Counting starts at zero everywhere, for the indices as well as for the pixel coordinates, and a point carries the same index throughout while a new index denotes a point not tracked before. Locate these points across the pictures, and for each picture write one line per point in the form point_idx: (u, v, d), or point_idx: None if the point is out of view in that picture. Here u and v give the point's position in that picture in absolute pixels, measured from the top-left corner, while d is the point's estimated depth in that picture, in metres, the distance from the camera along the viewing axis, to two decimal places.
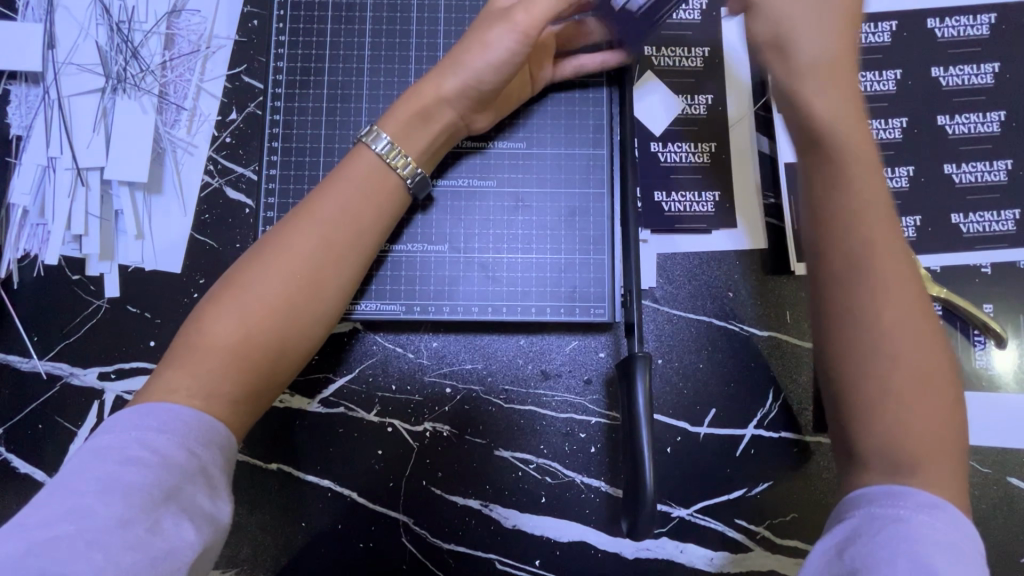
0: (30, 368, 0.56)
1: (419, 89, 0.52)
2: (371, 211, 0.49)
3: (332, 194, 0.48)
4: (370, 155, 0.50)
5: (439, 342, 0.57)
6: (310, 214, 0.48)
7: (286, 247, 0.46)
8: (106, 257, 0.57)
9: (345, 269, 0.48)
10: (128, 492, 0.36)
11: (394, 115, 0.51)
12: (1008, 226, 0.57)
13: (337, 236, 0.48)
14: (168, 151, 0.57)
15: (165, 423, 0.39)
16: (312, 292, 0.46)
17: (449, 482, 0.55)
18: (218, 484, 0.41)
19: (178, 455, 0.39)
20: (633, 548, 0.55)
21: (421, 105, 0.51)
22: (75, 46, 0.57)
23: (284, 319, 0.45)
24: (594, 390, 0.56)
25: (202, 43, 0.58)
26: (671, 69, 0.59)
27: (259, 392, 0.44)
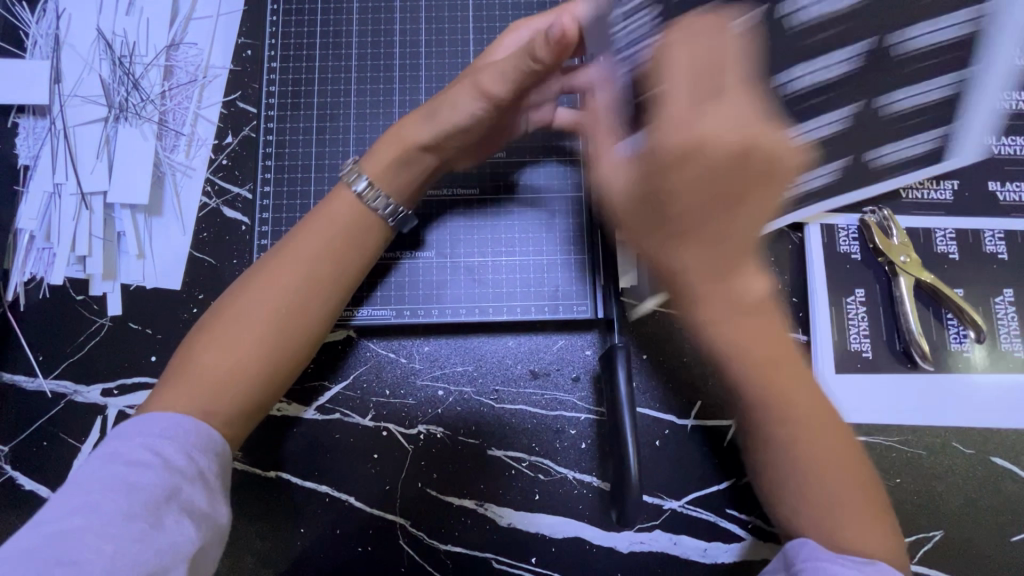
0: (36, 387, 0.58)
1: (399, 130, 0.53)
2: (350, 242, 0.51)
3: (314, 229, 0.50)
4: (349, 193, 0.52)
5: (431, 346, 0.59)
6: (292, 248, 0.49)
7: (274, 279, 0.48)
8: (109, 277, 0.59)
9: (325, 297, 0.49)
10: (132, 491, 0.37)
11: (374, 156, 0.53)
12: (946, 195, 0.60)
13: (319, 268, 0.49)
14: (168, 175, 0.60)
15: (166, 430, 0.41)
16: (297, 321, 0.48)
17: (445, 483, 0.57)
18: (214, 488, 0.41)
19: (179, 459, 0.40)
20: (628, 542, 0.56)
21: (400, 150, 0.53)
22: (80, 80, 0.61)
23: (269, 348, 0.46)
24: (582, 387, 0.58)
25: (199, 73, 0.62)
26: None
27: (250, 411, 0.46)
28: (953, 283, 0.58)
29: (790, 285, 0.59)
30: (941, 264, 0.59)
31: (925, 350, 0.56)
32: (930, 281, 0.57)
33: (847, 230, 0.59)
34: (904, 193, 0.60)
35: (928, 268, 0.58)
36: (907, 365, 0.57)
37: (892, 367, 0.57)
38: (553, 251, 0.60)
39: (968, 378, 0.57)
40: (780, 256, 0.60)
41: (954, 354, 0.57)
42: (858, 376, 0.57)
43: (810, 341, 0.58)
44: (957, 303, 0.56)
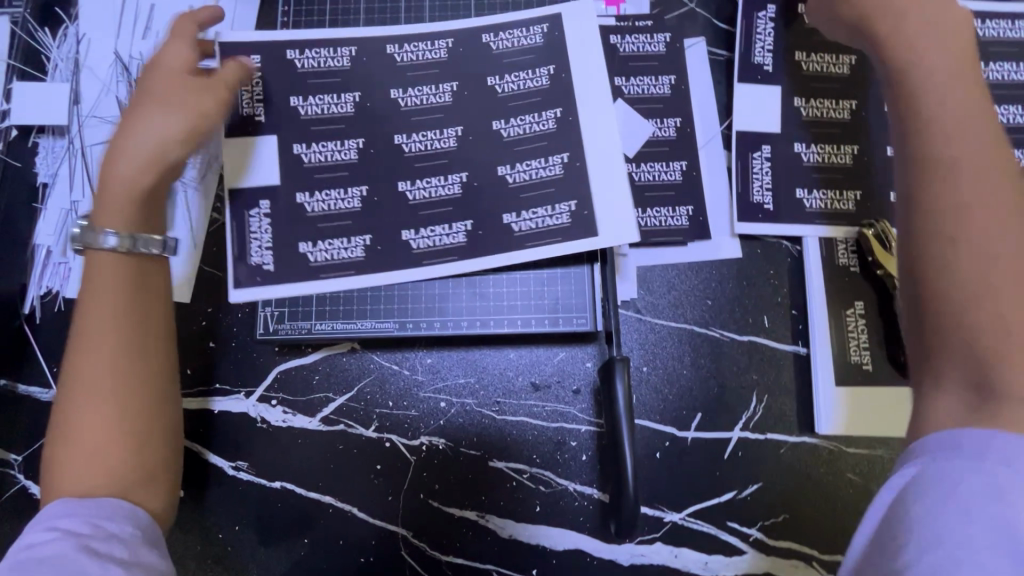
0: (49, 399, 0.59)
1: (114, 167, 0.46)
2: (137, 292, 0.45)
3: (95, 303, 0.43)
4: (107, 255, 0.44)
5: (434, 358, 0.60)
6: (81, 326, 0.43)
7: (81, 377, 0.42)
8: None
9: (136, 351, 0.43)
10: (45, 565, 0.36)
11: (109, 205, 0.45)
12: None
13: (111, 331, 0.43)
14: (179, 192, 0.62)
15: (65, 509, 0.39)
16: (122, 386, 0.42)
17: (447, 495, 0.57)
18: (135, 540, 0.39)
19: (82, 525, 0.38)
20: (628, 554, 0.56)
21: (130, 186, 0.46)
22: (97, 101, 0.63)
23: (109, 435, 0.41)
24: (583, 399, 0.58)
25: None
26: (322, 163, 0.57)
27: (145, 477, 0.42)
28: None
29: (788, 299, 0.60)
30: None
31: None
32: None
33: (846, 242, 0.60)
34: None
35: None
36: (908, 377, 0.57)
37: (894, 380, 0.57)
38: (523, 212, 0.56)
39: None
40: (778, 269, 0.60)
41: None
42: (859, 389, 0.57)
43: (809, 354, 0.59)
44: None
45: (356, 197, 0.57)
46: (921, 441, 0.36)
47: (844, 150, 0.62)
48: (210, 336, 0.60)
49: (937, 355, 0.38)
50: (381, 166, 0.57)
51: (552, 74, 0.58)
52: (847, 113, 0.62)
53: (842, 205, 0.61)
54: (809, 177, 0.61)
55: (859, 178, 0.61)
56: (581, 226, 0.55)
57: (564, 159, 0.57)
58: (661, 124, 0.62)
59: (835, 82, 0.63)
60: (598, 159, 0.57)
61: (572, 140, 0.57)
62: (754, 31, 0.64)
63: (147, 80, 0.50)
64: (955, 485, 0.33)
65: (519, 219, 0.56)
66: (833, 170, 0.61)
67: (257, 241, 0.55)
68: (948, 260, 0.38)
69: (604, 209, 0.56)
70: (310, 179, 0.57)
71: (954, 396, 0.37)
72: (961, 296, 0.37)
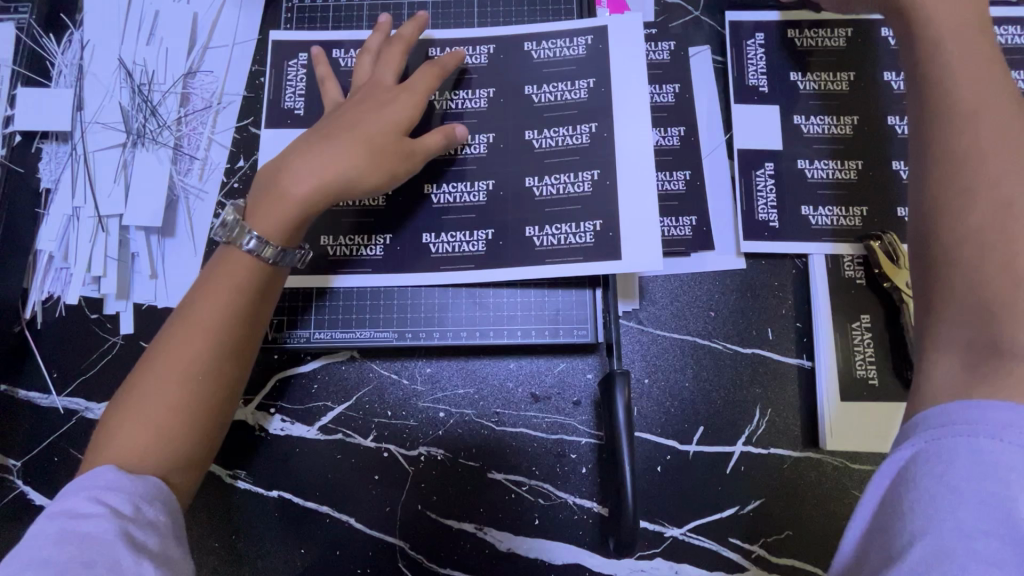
0: (48, 404, 0.59)
1: (283, 183, 0.48)
2: (250, 303, 0.46)
3: (210, 291, 0.45)
4: (240, 255, 0.46)
5: (433, 368, 0.59)
6: (191, 318, 0.44)
7: (172, 355, 0.43)
8: (122, 296, 0.61)
9: (225, 364, 0.44)
10: (87, 542, 0.36)
11: (263, 209, 0.48)
12: None
13: (211, 337, 0.44)
14: (181, 198, 0.62)
15: (112, 482, 0.39)
16: (209, 384, 0.43)
17: (445, 506, 0.57)
18: (166, 531, 0.39)
19: (127, 506, 0.38)
20: (628, 570, 0.55)
21: (292, 205, 0.48)
22: (101, 106, 0.63)
23: (180, 419, 0.42)
24: (583, 411, 0.58)
25: (214, 100, 0.64)
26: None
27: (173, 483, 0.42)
28: None
29: (793, 311, 0.59)
30: None
31: None
32: None
33: (853, 257, 0.59)
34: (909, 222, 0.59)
35: None
36: None
37: (901, 396, 0.56)
38: (547, 225, 0.56)
39: None
40: (783, 281, 0.60)
41: None
42: (864, 404, 0.56)
43: (814, 368, 0.58)
44: None
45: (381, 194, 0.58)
46: (920, 416, 0.35)
47: (848, 166, 0.61)
48: None
49: (945, 325, 0.37)
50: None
51: (591, 88, 0.58)
52: (849, 130, 0.61)
53: (848, 220, 0.60)
54: (815, 189, 0.61)
55: (863, 195, 0.60)
56: (603, 247, 0.55)
57: (594, 176, 0.56)
58: (665, 133, 0.62)
59: (838, 97, 0.62)
60: (602, 169, 0.56)
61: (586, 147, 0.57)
62: (746, 56, 0.63)
63: (338, 111, 0.53)
64: (950, 464, 0.31)
65: (542, 233, 0.56)
66: (838, 183, 0.61)
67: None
68: (982, 243, 0.36)
69: (626, 225, 0.55)
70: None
71: (954, 379, 0.35)
72: (986, 281, 0.35)
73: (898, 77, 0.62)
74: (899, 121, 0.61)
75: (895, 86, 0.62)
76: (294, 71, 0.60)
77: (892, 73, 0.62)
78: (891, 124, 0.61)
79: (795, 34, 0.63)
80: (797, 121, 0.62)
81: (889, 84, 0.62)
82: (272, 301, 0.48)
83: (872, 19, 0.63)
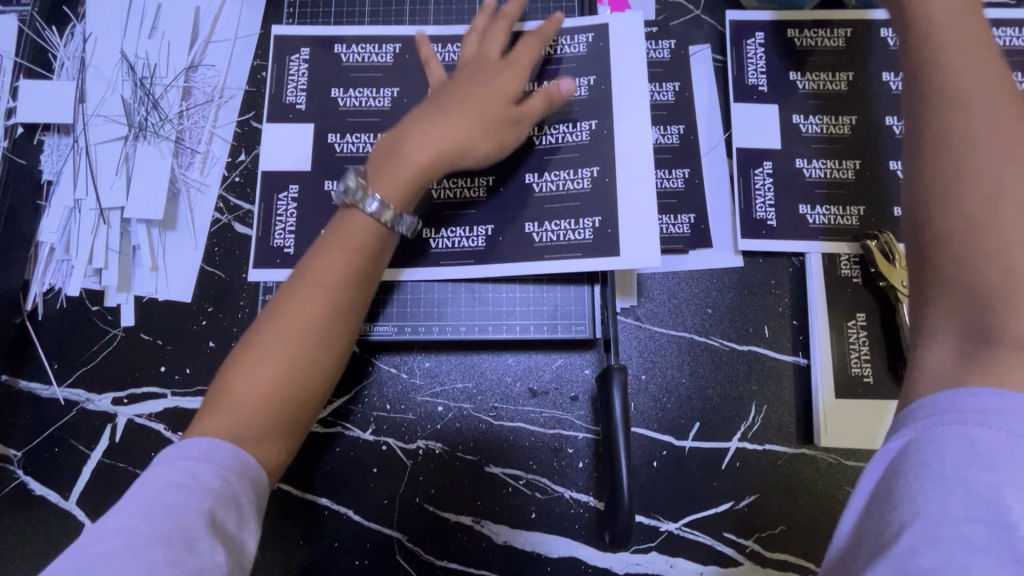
0: (49, 395, 0.60)
1: (405, 151, 0.52)
2: (363, 267, 0.50)
3: (331, 254, 0.49)
4: (360, 217, 0.50)
5: (432, 362, 0.60)
6: (313, 275, 0.49)
7: (292, 313, 0.47)
8: (123, 289, 0.61)
9: (341, 322, 0.49)
10: (172, 515, 0.37)
11: (386, 177, 0.52)
12: None
13: (334, 293, 0.48)
14: (183, 191, 0.63)
15: (203, 452, 0.42)
16: (324, 346, 0.48)
17: (442, 499, 0.57)
18: (247, 510, 0.41)
19: (216, 481, 0.40)
20: (623, 563, 0.55)
21: (409, 172, 0.52)
22: (103, 99, 0.63)
23: (300, 376, 0.46)
24: (581, 406, 0.58)
25: (216, 93, 0.64)
26: (355, 153, 0.59)
27: (285, 434, 0.46)
28: None
29: (789, 308, 0.60)
30: None
31: None
32: None
33: (849, 256, 0.60)
34: None
35: None
36: None
37: (895, 394, 0.57)
38: (546, 222, 0.57)
39: None
40: (780, 279, 0.60)
41: None
42: (859, 402, 0.57)
43: (809, 365, 0.58)
44: None
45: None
46: (912, 408, 0.33)
47: (846, 166, 0.61)
48: (209, 337, 0.60)
49: (931, 313, 0.35)
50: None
51: (591, 85, 0.58)
52: (847, 130, 0.62)
53: (846, 219, 0.60)
54: (813, 189, 0.61)
55: (861, 195, 0.61)
56: (602, 244, 0.55)
57: (593, 173, 0.57)
58: (665, 131, 0.62)
59: (838, 97, 0.62)
60: (601, 167, 0.57)
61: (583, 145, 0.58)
62: (746, 55, 0.63)
63: (450, 82, 0.56)
64: (940, 452, 0.30)
65: (542, 229, 0.57)
66: (837, 183, 0.61)
67: (282, 223, 0.58)
68: (972, 253, 0.33)
69: (625, 223, 0.55)
70: (342, 167, 0.59)
71: (945, 367, 0.33)
72: (975, 265, 0.33)
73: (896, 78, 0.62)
74: (897, 121, 0.61)
75: (894, 86, 0.62)
76: (297, 65, 0.61)
77: (891, 74, 0.62)
78: (889, 123, 0.61)
79: (794, 33, 0.64)
80: (797, 120, 0.62)
81: (888, 84, 0.62)
82: (382, 266, 0.52)
83: (871, 19, 0.63)
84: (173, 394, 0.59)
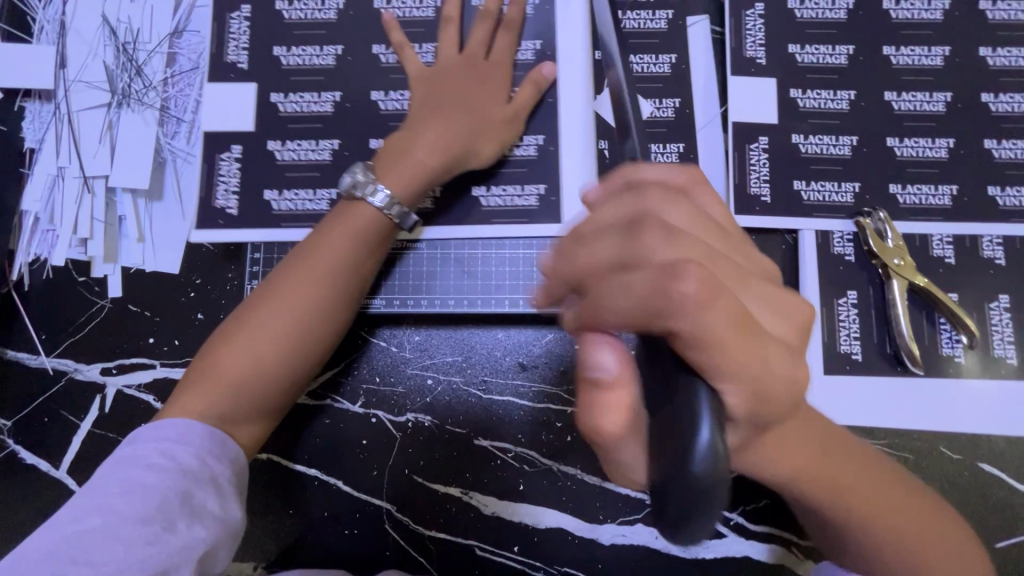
0: (38, 365, 0.60)
1: (411, 152, 0.54)
2: (360, 257, 0.53)
3: (331, 242, 0.52)
4: (366, 208, 0.53)
5: (421, 335, 0.59)
6: (310, 264, 0.52)
7: (286, 295, 0.51)
8: (110, 260, 0.60)
9: (332, 313, 0.52)
10: (149, 495, 0.41)
11: (396, 175, 0.54)
12: (945, 200, 0.59)
13: (328, 283, 0.52)
14: (169, 160, 0.61)
15: (182, 435, 0.45)
16: (311, 331, 0.51)
17: (432, 471, 0.58)
18: (226, 491, 0.45)
19: (192, 463, 0.44)
20: (610, 534, 0.56)
21: (416, 172, 0.54)
22: (84, 65, 0.62)
23: (282, 360, 0.50)
24: (570, 380, 0.58)
25: (202, 60, 0.63)
26: (299, 113, 0.61)
27: (261, 414, 0.50)
28: (948, 287, 0.58)
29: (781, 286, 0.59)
30: (936, 268, 0.58)
31: (915, 354, 0.55)
32: (921, 284, 0.56)
33: (842, 233, 0.59)
34: (901, 199, 0.59)
35: (923, 271, 0.58)
36: (895, 369, 0.57)
37: (883, 371, 0.57)
38: (494, 186, 0.59)
39: (956, 382, 0.57)
40: (772, 256, 0.60)
41: (945, 358, 0.57)
42: (847, 379, 0.57)
43: None
44: (948, 305, 0.56)
45: (326, 149, 0.60)
46: None
47: (843, 142, 0.60)
48: (198, 309, 0.60)
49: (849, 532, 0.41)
50: (354, 118, 0.60)
51: (537, 50, 0.60)
52: (845, 105, 0.61)
53: (841, 196, 0.60)
54: (808, 166, 0.60)
55: (857, 171, 0.60)
56: (545, 210, 0.59)
57: (539, 141, 0.59)
58: (661, 104, 0.61)
59: (836, 71, 0.61)
60: (547, 135, 0.59)
61: (550, 121, 0.59)
62: (746, 26, 0.62)
63: (430, 79, 0.58)
64: None
65: (489, 194, 0.59)
66: (833, 159, 0.60)
67: (226, 183, 0.60)
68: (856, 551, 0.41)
69: (571, 189, 0.59)
70: (284, 127, 0.61)
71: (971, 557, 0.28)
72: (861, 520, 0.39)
73: (897, 51, 0.61)
74: (896, 97, 0.61)
75: (894, 60, 0.61)
76: (237, 23, 0.62)
77: (892, 47, 0.61)
78: (888, 99, 0.61)
79: (794, 4, 0.62)
80: (795, 94, 0.61)
81: (888, 58, 0.61)
82: (382, 255, 0.55)
83: None
84: (162, 365, 0.59)
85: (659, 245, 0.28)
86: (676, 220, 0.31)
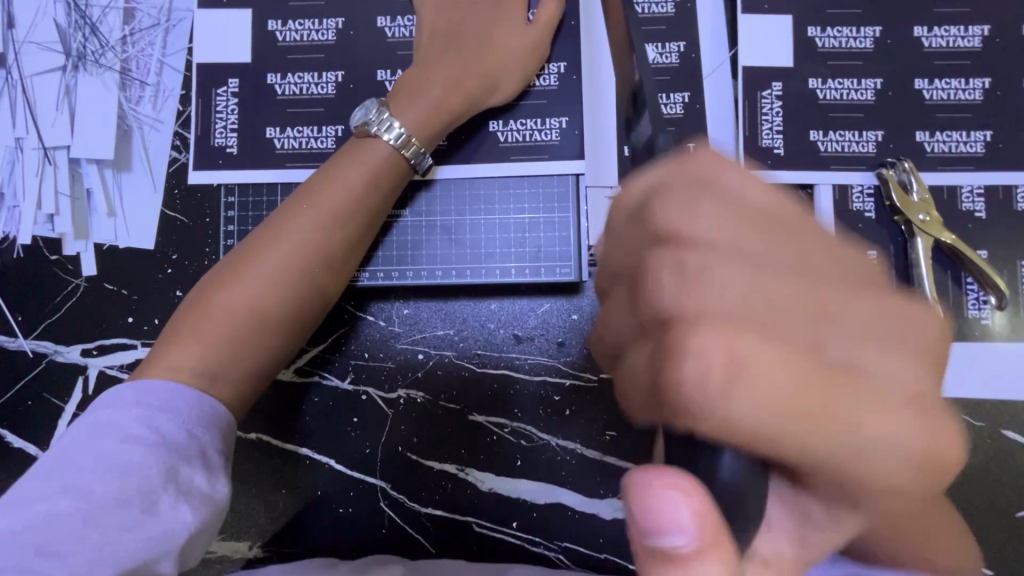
0: (17, 348, 0.58)
1: (428, 92, 0.51)
2: (372, 200, 0.49)
3: (342, 184, 0.48)
4: (381, 146, 0.49)
5: (410, 309, 0.56)
6: (317, 204, 0.48)
7: (291, 241, 0.47)
8: (81, 236, 0.57)
9: (340, 258, 0.49)
10: (129, 474, 0.35)
11: (410, 115, 0.50)
12: (978, 147, 0.54)
13: (338, 227, 0.48)
14: (134, 128, 0.57)
15: (167, 402, 0.39)
16: (319, 278, 0.47)
17: (425, 448, 0.56)
18: (213, 467, 0.39)
19: (178, 436, 0.38)
20: (612, 509, 0.55)
21: (432, 117, 0.51)
22: (34, 24, 0.57)
23: (286, 309, 0.46)
24: (567, 352, 0.55)
25: (163, 16, 0.58)
26: (296, 45, 0.56)
27: (261, 369, 0.45)
28: (976, 243, 0.53)
29: None
30: (964, 223, 0.54)
31: None
32: (950, 241, 0.51)
33: (862, 187, 0.54)
34: (928, 147, 0.54)
35: (950, 228, 0.53)
36: None
37: None
38: (511, 120, 0.56)
39: (980, 345, 0.53)
40: None
41: (970, 321, 0.53)
42: None
43: None
44: (975, 262, 0.51)
45: (330, 81, 0.56)
46: None
47: (865, 86, 0.55)
48: (176, 286, 0.57)
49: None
50: (360, 50, 0.56)
51: None
52: (869, 43, 0.55)
53: (862, 146, 0.54)
54: (826, 114, 0.55)
55: (880, 119, 0.54)
56: (568, 145, 0.55)
57: (560, 69, 0.56)
58: (663, 48, 0.55)
59: (859, 4, 0.55)
60: (569, 63, 0.56)
61: (572, 47, 0.55)
62: None
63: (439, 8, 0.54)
64: None
65: (506, 128, 0.56)
66: (853, 106, 0.55)
67: (223, 120, 0.56)
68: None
69: (592, 126, 0.55)
70: (284, 59, 0.56)
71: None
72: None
73: None
74: (927, 32, 0.54)
75: None
76: None
77: None
78: (918, 35, 0.54)
79: None
80: (813, 33, 0.55)
81: None
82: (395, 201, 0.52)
83: None
84: (143, 346, 0.57)
85: (709, 278, 0.24)
86: (717, 304, 0.24)
